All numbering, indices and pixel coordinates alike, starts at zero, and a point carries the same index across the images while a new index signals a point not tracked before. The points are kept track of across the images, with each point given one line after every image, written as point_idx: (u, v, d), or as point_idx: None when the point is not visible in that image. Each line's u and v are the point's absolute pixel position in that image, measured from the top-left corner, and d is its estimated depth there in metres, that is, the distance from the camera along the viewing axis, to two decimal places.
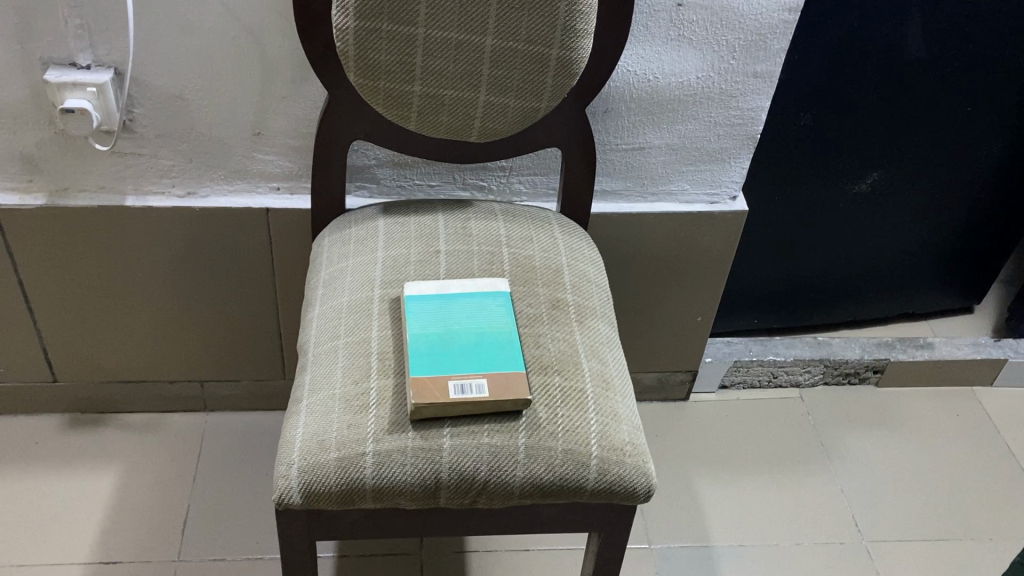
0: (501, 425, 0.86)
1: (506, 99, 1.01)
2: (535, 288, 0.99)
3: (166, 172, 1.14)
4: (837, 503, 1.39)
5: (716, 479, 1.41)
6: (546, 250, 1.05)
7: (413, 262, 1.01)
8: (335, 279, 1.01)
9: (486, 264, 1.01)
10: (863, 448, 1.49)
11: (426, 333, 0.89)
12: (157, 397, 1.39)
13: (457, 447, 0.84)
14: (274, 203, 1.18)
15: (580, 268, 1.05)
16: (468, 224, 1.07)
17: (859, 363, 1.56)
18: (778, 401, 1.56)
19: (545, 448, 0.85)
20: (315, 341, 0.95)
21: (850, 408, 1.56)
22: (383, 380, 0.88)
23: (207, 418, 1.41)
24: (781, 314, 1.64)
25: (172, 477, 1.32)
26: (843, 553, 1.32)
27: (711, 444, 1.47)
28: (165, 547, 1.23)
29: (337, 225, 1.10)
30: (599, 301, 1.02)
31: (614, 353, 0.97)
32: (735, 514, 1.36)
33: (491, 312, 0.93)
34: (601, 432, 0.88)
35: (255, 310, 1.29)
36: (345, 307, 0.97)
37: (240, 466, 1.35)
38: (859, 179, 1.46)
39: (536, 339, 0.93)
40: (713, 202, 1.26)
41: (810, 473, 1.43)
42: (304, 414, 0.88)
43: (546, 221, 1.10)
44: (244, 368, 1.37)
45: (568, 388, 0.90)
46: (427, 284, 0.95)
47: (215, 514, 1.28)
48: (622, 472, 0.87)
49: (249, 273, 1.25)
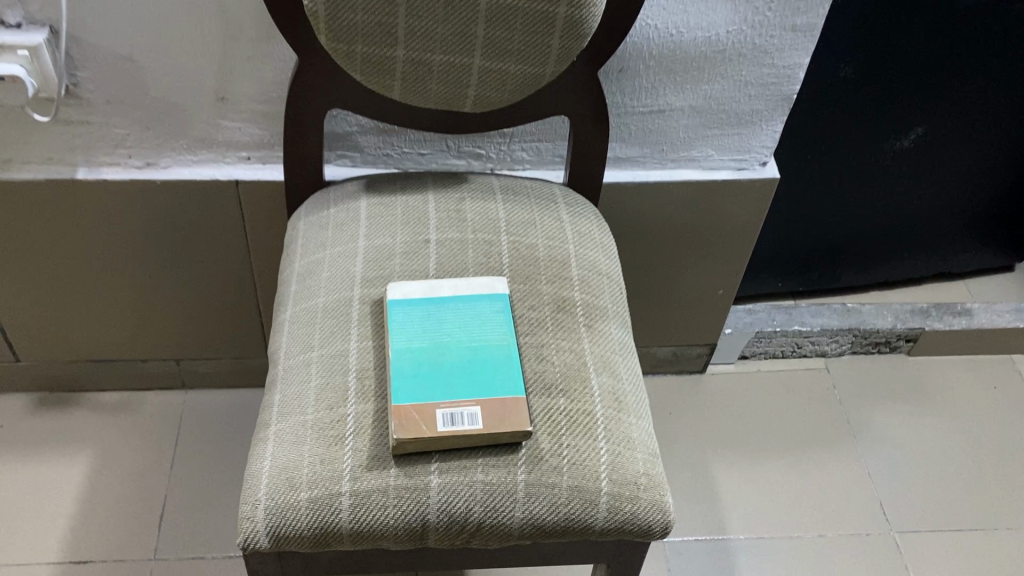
0: (497, 459, 0.75)
1: (506, 64, 0.86)
2: (539, 286, 0.86)
3: (120, 141, 1.01)
4: (863, 490, 1.30)
5: (733, 463, 1.31)
6: (551, 237, 0.92)
7: (399, 254, 0.88)
8: (310, 274, 0.89)
9: (482, 257, 0.88)
10: (893, 426, 1.38)
11: (412, 350, 0.78)
12: (130, 375, 1.28)
13: (447, 486, 0.73)
14: (243, 175, 1.04)
15: (590, 259, 0.92)
16: (461, 206, 0.93)
17: (891, 332, 1.44)
18: (802, 373, 1.45)
19: (548, 486, 0.74)
20: (286, 351, 0.83)
21: (879, 380, 1.45)
22: (361, 405, 0.76)
23: (185, 397, 1.31)
24: (808, 277, 1.51)
25: (148, 464, 1.23)
26: (868, 546, 1.23)
27: (728, 424, 1.36)
28: (142, 544, 1.15)
29: (314, 204, 0.97)
30: (611, 298, 0.90)
31: (627, 362, 0.85)
32: (754, 503, 1.27)
33: (485, 319, 0.81)
34: (613, 464, 0.77)
35: (230, 288, 1.18)
36: (320, 309, 0.85)
37: (222, 450, 1.25)
38: (903, 134, 1.30)
39: (538, 352, 0.81)
40: (739, 167, 1.12)
41: (834, 455, 1.34)
42: (271, 443, 0.77)
43: (551, 200, 0.96)
44: (223, 347, 1.26)
45: (575, 412, 0.78)
46: (414, 285, 0.83)
47: (195, 505, 1.19)
48: (636, 510, 0.76)
49: (221, 250, 1.13)
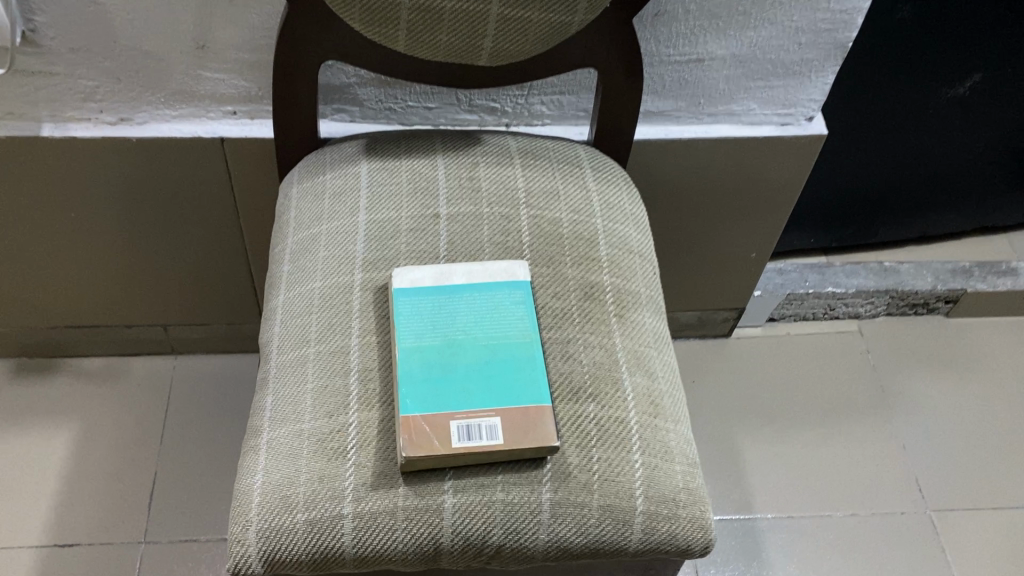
0: (519, 475, 0.66)
1: (528, 12, 0.74)
2: (563, 270, 0.76)
3: (89, 94, 0.89)
4: (897, 464, 1.22)
5: (760, 436, 1.24)
6: (576, 210, 0.81)
7: (405, 231, 0.78)
8: (305, 252, 0.79)
9: (499, 235, 0.78)
10: (930, 394, 1.30)
11: (422, 350, 0.68)
12: (115, 341, 1.19)
13: (463, 507, 0.65)
14: (229, 132, 0.93)
15: (620, 235, 0.82)
16: (475, 172, 0.83)
17: (930, 293, 1.34)
18: (834, 337, 1.36)
19: (576, 506, 0.66)
20: (278, 345, 0.74)
21: (915, 344, 1.36)
22: (364, 413, 0.67)
23: (175, 362, 1.22)
24: (842, 232, 1.40)
25: (137, 437, 1.15)
26: (904, 526, 1.16)
27: (754, 393, 1.28)
28: (131, 524, 1.07)
29: (308, 168, 0.86)
30: (644, 281, 0.80)
31: (662, 356, 0.76)
32: (781, 480, 1.19)
33: (504, 312, 0.71)
34: (649, 479, 0.68)
35: (219, 251, 1.08)
36: (317, 296, 0.75)
37: (215, 421, 1.17)
38: (958, 80, 1.18)
39: (564, 349, 0.71)
40: (783, 123, 1.00)
41: (867, 426, 1.26)
42: (263, 455, 0.68)
43: (576, 165, 0.85)
44: (214, 312, 1.17)
45: (606, 421, 0.69)
46: (422, 271, 0.73)
47: (188, 482, 1.12)
48: (674, 529, 0.68)
49: (208, 212, 1.02)
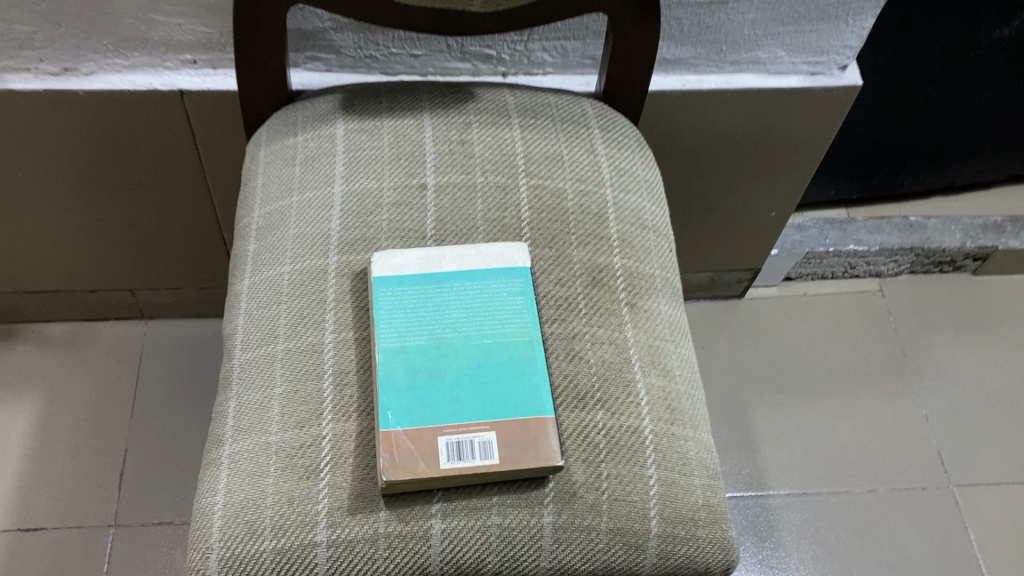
0: (517, 497, 0.57)
1: None
2: (568, 251, 0.67)
3: (25, 42, 0.78)
4: (918, 435, 1.15)
5: (773, 406, 1.16)
6: (582, 178, 0.71)
7: (387, 205, 0.68)
8: (273, 229, 0.69)
9: (494, 210, 0.68)
10: (955, 359, 1.22)
11: (405, 350, 0.59)
12: (80, 306, 1.10)
13: (453, 534, 0.56)
14: (189, 84, 0.82)
15: (632, 207, 0.72)
16: (467, 134, 0.72)
17: (958, 251, 1.25)
18: (853, 297, 1.27)
19: (582, 530, 0.58)
20: (242, 340, 0.64)
21: (939, 304, 1.27)
22: (340, 425, 0.58)
23: (145, 328, 1.14)
24: (866, 184, 1.30)
25: (105, 410, 1.07)
26: (924, 502, 1.09)
27: (768, 359, 1.20)
28: (100, 506, 1.00)
29: (277, 127, 0.75)
30: (659, 261, 0.70)
31: (679, 350, 0.67)
32: (795, 453, 1.12)
33: (500, 305, 0.61)
34: (664, 497, 0.60)
35: (185, 213, 0.98)
36: (285, 284, 0.65)
37: (188, 393, 1.09)
38: (1003, 19, 1.06)
39: (569, 348, 0.62)
40: (814, 72, 0.89)
41: (887, 394, 1.18)
42: (225, 471, 0.59)
43: (582, 125, 0.75)
44: (184, 275, 1.08)
45: (616, 431, 0.60)
46: (407, 256, 0.63)
47: (160, 459, 1.04)
48: (692, 553, 0.60)
49: (170, 170, 0.92)
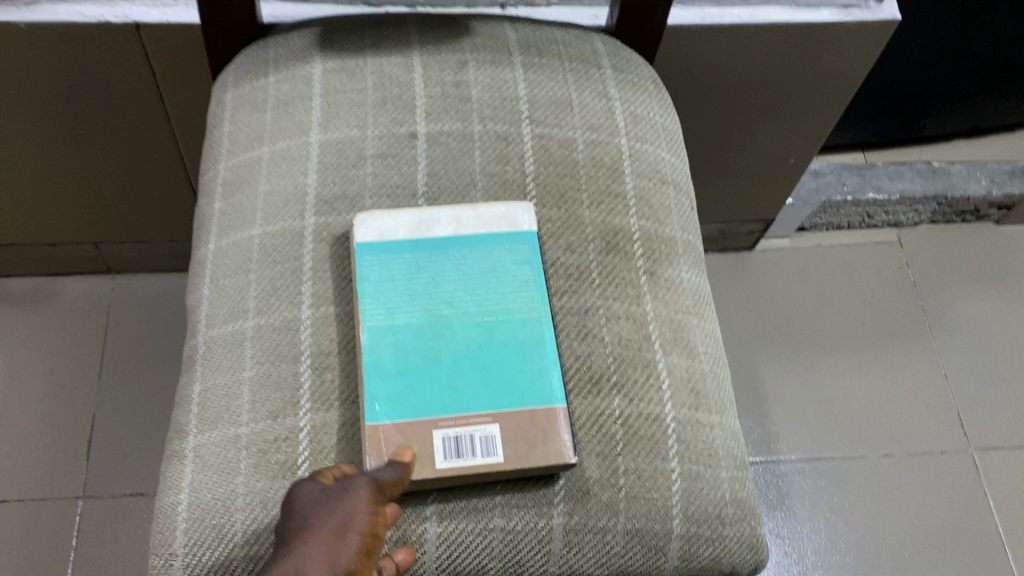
0: (522, 495, 0.50)
1: None
2: (579, 212, 0.59)
3: None
4: (937, 395, 1.08)
5: (785, 365, 1.09)
6: (594, 126, 0.63)
7: (371, 157, 0.59)
8: (241, 185, 0.60)
9: (494, 163, 0.60)
10: (976, 314, 1.15)
11: (395, 330, 0.51)
12: (39, 260, 1.02)
13: (451, 539, 0.50)
14: (146, 16, 0.73)
15: (650, 160, 0.64)
16: (462, 74, 0.63)
17: (983, 199, 1.17)
18: (869, 248, 1.20)
19: (596, 532, 0.51)
20: (207, 314, 0.56)
21: (960, 255, 1.20)
22: (320, 415, 0.51)
23: (113, 283, 1.05)
24: (886, 126, 1.22)
25: (69, 374, 0.99)
26: (942, 468, 1.03)
27: (779, 315, 1.13)
28: (65, 478, 0.93)
29: (245, 66, 0.66)
30: (680, 222, 0.63)
31: (703, 322, 0.60)
32: (807, 416, 1.06)
33: (503, 277, 0.53)
34: (689, 492, 0.53)
35: (148, 159, 0.89)
36: (256, 250, 0.57)
37: (158, 354, 1.01)
38: None
39: (581, 324, 0.55)
40: (846, 5, 0.80)
41: (904, 351, 1.11)
42: (190, 467, 0.52)
43: (593, 65, 0.66)
44: (151, 227, 0.99)
45: (635, 420, 0.53)
46: (394, 218, 0.55)
47: (129, 427, 0.97)
48: (719, 554, 0.53)
49: (129, 112, 0.82)
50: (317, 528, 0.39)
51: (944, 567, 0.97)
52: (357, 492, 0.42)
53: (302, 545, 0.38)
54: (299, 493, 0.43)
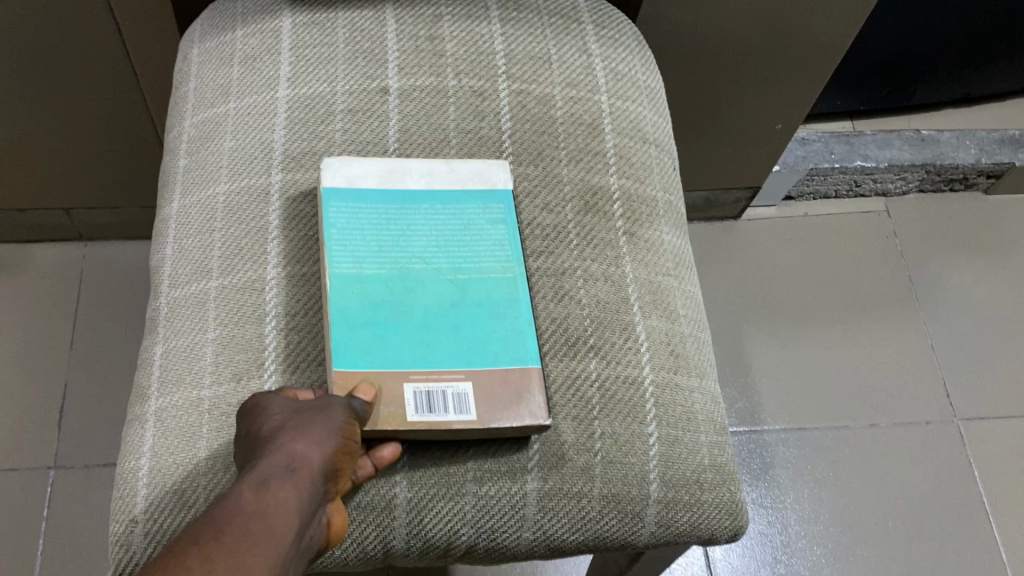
0: (496, 459, 0.49)
1: None
2: (557, 170, 0.57)
3: None
4: (923, 365, 1.07)
5: (770, 336, 1.08)
6: (573, 82, 0.61)
7: (341, 113, 0.57)
8: (207, 141, 0.58)
9: (469, 120, 0.58)
10: (963, 284, 1.14)
11: (363, 281, 0.49)
12: (7, 226, 0.99)
13: (421, 503, 0.48)
14: None
15: (632, 118, 0.62)
16: (437, 28, 0.61)
17: (971, 168, 1.16)
18: (857, 217, 1.18)
19: (571, 498, 0.49)
20: (170, 274, 0.54)
21: (947, 225, 1.18)
22: (286, 375, 0.49)
23: (84, 251, 1.03)
24: (876, 93, 1.20)
25: (40, 343, 0.97)
26: (927, 438, 1.02)
27: (765, 284, 1.12)
28: (35, 448, 0.91)
29: (212, 20, 0.63)
30: (661, 182, 0.61)
31: (684, 285, 0.58)
32: (792, 386, 1.05)
33: (476, 235, 0.52)
34: (666, 457, 0.52)
35: (116, 121, 0.86)
36: (220, 208, 0.55)
37: (130, 324, 0.99)
38: None
39: (557, 286, 0.53)
40: None
41: (891, 321, 1.10)
42: (151, 431, 0.50)
43: (573, 20, 0.64)
44: (121, 193, 0.96)
45: (612, 383, 0.52)
46: (365, 165, 0.53)
47: (101, 397, 0.95)
48: (697, 520, 0.52)
49: (96, 70, 0.80)
50: (300, 436, 0.40)
51: (928, 536, 0.96)
52: (332, 412, 0.43)
53: (289, 454, 0.39)
54: (268, 402, 0.44)
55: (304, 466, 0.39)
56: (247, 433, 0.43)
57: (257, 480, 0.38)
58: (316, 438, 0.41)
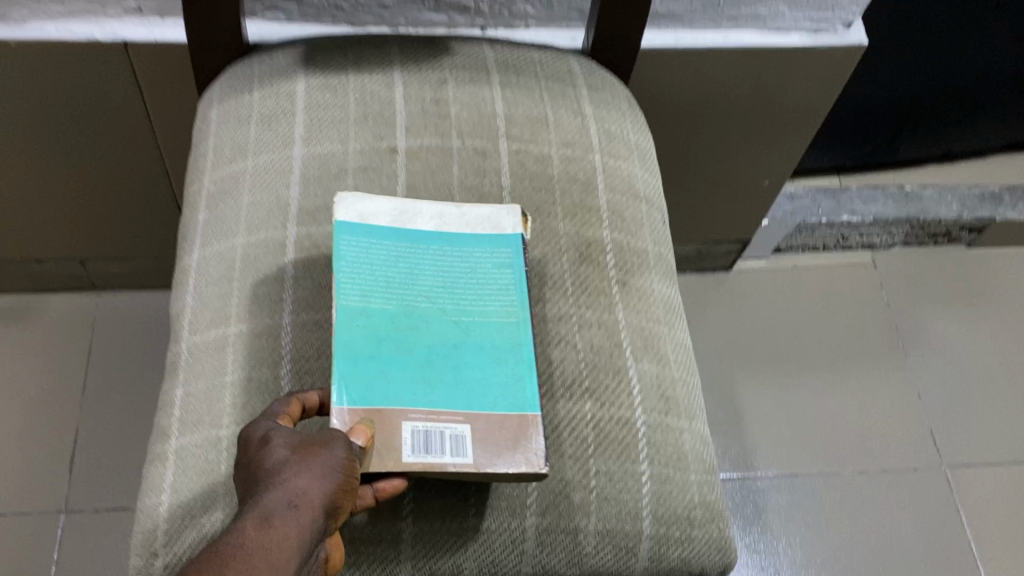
0: (498, 497, 0.52)
1: None
2: (554, 223, 0.61)
3: None
4: (911, 412, 1.10)
5: (762, 384, 1.11)
6: (568, 141, 0.65)
7: (353, 170, 0.61)
8: (226, 196, 0.62)
9: (472, 176, 0.62)
10: (948, 334, 1.17)
11: (368, 313, 0.52)
12: (23, 276, 1.03)
13: (427, 539, 0.51)
14: (134, 34, 0.74)
15: (623, 175, 0.66)
16: (442, 92, 0.65)
17: (954, 223, 1.21)
18: (844, 269, 1.22)
19: (568, 533, 0.52)
20: (190, 321, 0.58)
21: (932, 277, 1.22)
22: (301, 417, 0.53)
23: (97, 300, 1.06)
24: (860, 151, 1.24)
25: (53, 390, 1.00)
26: (916, 484, 1.05)
27: (756, 334, 1.15)
28: (48, 493, 0.93)
29: (230, 83, 0.68)
30: (652, 235, 0.65)
31: (675, 331, 0.62)
32: (784, 433, 1.08)
33: (482, 280, 0.55)
34: (659, 494, 0.54)
35: (135, 176, 0.90)
36: (238, 259, 0.59)
37: (141, 371, 1.02)
38: None
39: (555, 331, 0.57)
40: (816, 29, 0.83)
41: (879, 370, 1.13)
42: (171, 468, 0.53)
43: (568, 85, 0.68)
44: (135, 245, 1.00)
45: (604, 424, 0.55)
46: (378, 203, 0.56)
47: (112, 442, 0.97)
48: (688, 555, 0.54)
49: (117, 129, 0.84)
50: (303, 472, 0.41)
51: None
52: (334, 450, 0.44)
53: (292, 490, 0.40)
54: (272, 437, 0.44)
55: (305, 503, 0.40)
56: (248, 463, 0.44)
57: (261, 514, 0.39)
58: (317, 476, 0.42)
